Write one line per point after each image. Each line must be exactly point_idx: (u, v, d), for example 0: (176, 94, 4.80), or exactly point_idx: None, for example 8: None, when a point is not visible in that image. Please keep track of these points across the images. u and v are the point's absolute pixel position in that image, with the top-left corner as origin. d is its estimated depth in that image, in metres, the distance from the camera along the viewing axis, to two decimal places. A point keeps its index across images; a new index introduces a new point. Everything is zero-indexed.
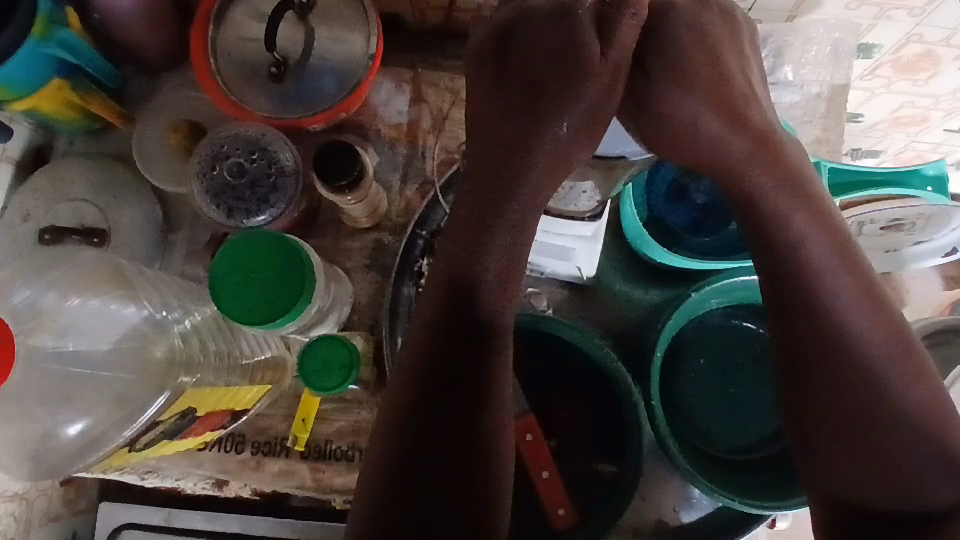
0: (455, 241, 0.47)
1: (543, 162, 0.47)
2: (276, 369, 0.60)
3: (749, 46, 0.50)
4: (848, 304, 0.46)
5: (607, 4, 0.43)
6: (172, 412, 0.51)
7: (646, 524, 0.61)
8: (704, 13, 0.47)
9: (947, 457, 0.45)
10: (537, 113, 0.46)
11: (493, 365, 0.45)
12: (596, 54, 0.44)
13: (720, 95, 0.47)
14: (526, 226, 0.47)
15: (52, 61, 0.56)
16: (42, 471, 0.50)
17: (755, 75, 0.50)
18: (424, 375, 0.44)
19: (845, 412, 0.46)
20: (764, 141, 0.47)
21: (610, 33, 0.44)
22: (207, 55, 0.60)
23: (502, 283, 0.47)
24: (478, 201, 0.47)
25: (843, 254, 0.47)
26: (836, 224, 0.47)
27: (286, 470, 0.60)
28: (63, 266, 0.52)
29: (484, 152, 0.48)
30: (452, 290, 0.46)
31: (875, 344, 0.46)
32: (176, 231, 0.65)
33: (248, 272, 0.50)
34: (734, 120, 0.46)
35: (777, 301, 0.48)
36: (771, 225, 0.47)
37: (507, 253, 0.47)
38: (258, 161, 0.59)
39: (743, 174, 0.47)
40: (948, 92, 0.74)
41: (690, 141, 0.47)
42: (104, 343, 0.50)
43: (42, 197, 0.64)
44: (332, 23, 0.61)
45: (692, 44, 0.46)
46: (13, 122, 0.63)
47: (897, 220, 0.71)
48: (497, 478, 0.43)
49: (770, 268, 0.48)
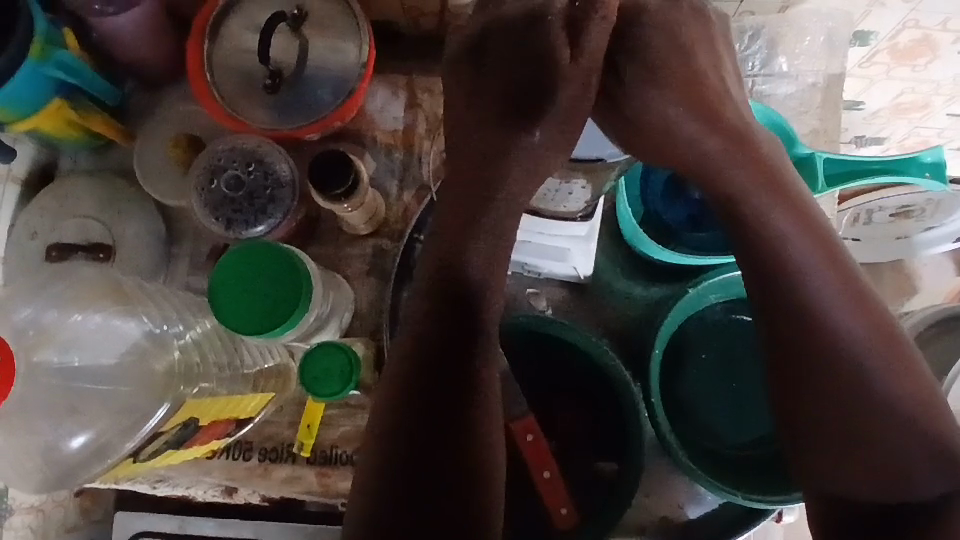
0: (438, 250, 0.47)
1: (522, 169, 0.47)
2: (280, 377, 0.62)
3: (724, 47, 0.50)
4: (832, 299, 0.46)
5: (575, 8, 0.42)
6: (173, 424, 0.53)
7: (651, 521, 0.61)
8: (676, 14, 0.47)
9: (942, 449, 0.45)
10: (515, 120, 0.46)
11: (479, 367, 0.45)
12: (567, 59, 0.43)
13: (693, 95, 0.47)
14: (506, 231, 0.48)
15: (52, 82, 0.58)
16: (49, 485, 0.52)
17: (728, 72, 0.50)
18: (412, 381, 0.45)
19: (836, 406, 0.46)
20: (739, 139, 0.47)
21: (579, 38, 0.43)
22: (203, 70, 0.61)
23: (486, 292, 0.47)
24: (458, 209, 0.47)
25: (824, 248, 0.47)
26: (816, 220, 0.47)
27: (292, 476, 0.61)
28: (64, 281, 0.53)
29: (465, 161, 0.48)
30: (437, 301, 0.46)
31: (863, 337, 0.46)
32: (179, 244, 0.66)
33: (245, 282, 0.51)
34: (707, 118, 0.47)
35: (764, 302, 0.47)
36: (753, 224, 0.47)
37: (489, 259, 0.47)
38: (255, 172, 0.60)
39: (721, 173, 0.47)
40: (949, 77, 0.73)
41: (667, 141, 0.48)
42: (108, 357, 0.51)
43: (48, 214, 0.65)
44: (324, 32, 0.62)
45: (662, 45, 0.46)
46: (17, 142, 0.64)
47: (906, 207, 0.86)
48: (489, 480, 0.43)
49: (754, 266, 0.47)
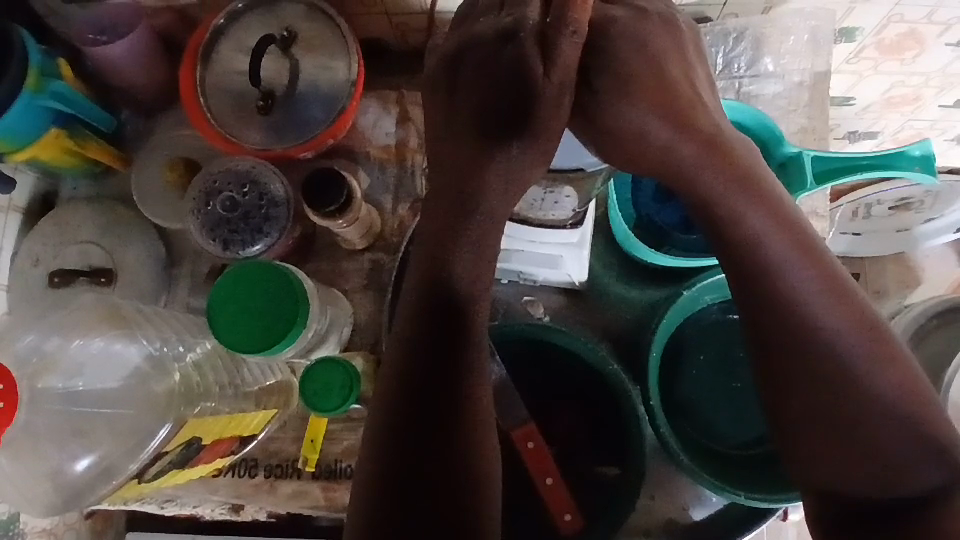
0: (423, 263, 0.48)
1: (499, 183, 0.47)
2: (282, 392, 0.61)
3: (693, 53, 0.50)
4: (812, 296, 0.46)
5: (547, 27, 0.43)
6: (177, 443, 0.53)
7: (656, 524, 0.61)
8: (646, 24, 0.48)
9: (930, 440, 0.46)
10: (490, 136, 0.46)
11: (466, 376, 0.46)
12: (540, 75, 0.43)
13: (663, 103, 0.47)
14: (490, 241, 0.48)
15: (49, 112, 0.59)
16: (56, 508, 0.52)
17: (701, 78, 0.50)
18: (400, 392, 0.45)
19: (822, 401, 0.46)
20: (713, 145, 0.47)
21: (552, 53, 0.43)
22: (196, 94, 0.62)
23: (472, 303, 0.48)
24: (440, 222, 0.48)
25: (803, 246, 0.47)
26: (794, 218, 0.47)
27: (298, 491, 0.62)
28: (65, 309, 0.54)
29: (446, 175, 0.49)
30: (423, 313, 0.47)
31: (845, 332, 0.46)
32: (179, 266, 0.67)
33: (243, 302, 0.51)
34: (680, 126, 0.47)
35: (748, 301, 0.48)
36: (730, 226, 0.47)
37: (473, 269, 0.48)
38: (250, 193, 0.61)
39: (697, 179, 0.47)
40: (937, 69, 0.73)
41: (640, 148, 0.48)
42: (113, 380, 0.52)
43: (49, 242, 0.66)
44: (314, 52, 0.63)
45: (632, 54, 0.46)
46: (17, 172, 0.65)
47: (905, 199, 0.87)
48: (482, 487, 0.44)
49: (735, 267, 0.48)
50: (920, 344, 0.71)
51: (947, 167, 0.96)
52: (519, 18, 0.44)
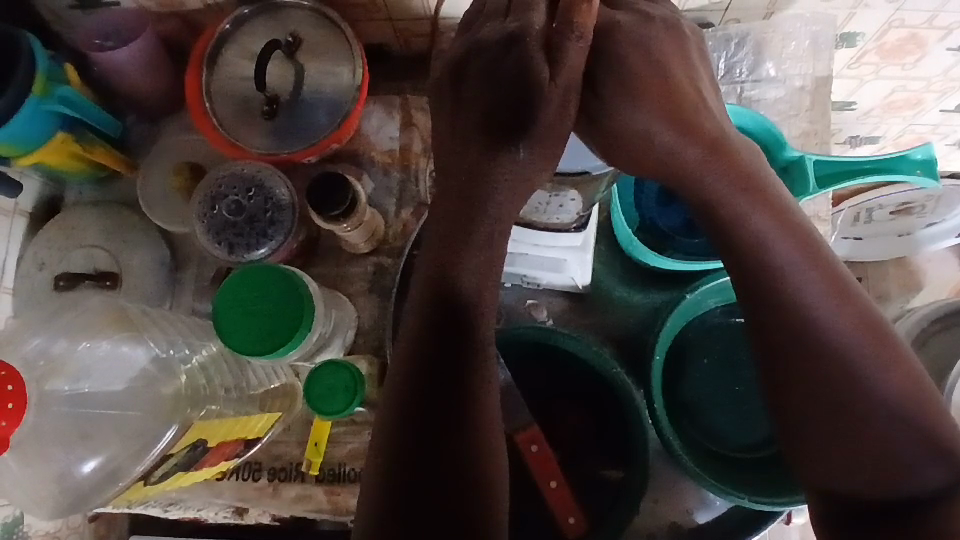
0: (430, 265, 0.48)
1: (505, 187, 0.47)
2: (285, 396, 0.62)
3: (697, 56, 0.50)
4: (815, 298, 0.46)
5: (554, 30, 0.44)
6: (183, 445, 0.54)
7: (660, 527, 0.61)
8: (650, 29, 0.48)
9: (931, 442, 0.46)
10: (496, 138, 0.46)
11: (471, 378, 0.46)
12: (545, 79, 0.44)
13: (666, 105, 0.47)
14: (496, 244, 0.49)
15: (55, 117, 0.60)
16: (63, 510, 0.52)
17: (704, 84, 0.50)
18: (406, 393, 0.46)
19: (825, 403, 0.47)
20: (717, 148, 0.47)
21: (558, 57, 0.44)
22: (202, 99, 0.62)
23: (476, 306, 0.48)
24: (446, 224, 0.49)
25: (807, 248, 0.47)
26: (796, 220, 0.48)
27: (302, 494, 0.62)
28: (72, 311, 0.55)
29: (451, 178, 0.49)
30: (429, 315, 0.47)
31: (848, 334, 0.46)
32: (184, 270, 0.67)
33: (246, 304, 0.52)
34: (684, 130, 0.47)
35: (751, 303, 0.48)
36: (734, 228, 0.47)
37: (479, 272, 0.48)
38: (255, 197, 0.61)
39: (700, 181, 0.47)
40: (938, 74, 0.73)
41: (645, 147, 0.47)
42: (119, 383, 0.53)
43: (55, 246, 0.66)
44: (319, 58, 0.63)
45: (637, 60, 0.47)
46: (23, 177, 0.66)
47: (907, 204, 0.87)
48: (487, 489, 0.44)
49: (739, 269, 0.48)
50: (922, 348, 0.71)
51: (948, 171, 0.96)
52: (524, 23, 0.45)
